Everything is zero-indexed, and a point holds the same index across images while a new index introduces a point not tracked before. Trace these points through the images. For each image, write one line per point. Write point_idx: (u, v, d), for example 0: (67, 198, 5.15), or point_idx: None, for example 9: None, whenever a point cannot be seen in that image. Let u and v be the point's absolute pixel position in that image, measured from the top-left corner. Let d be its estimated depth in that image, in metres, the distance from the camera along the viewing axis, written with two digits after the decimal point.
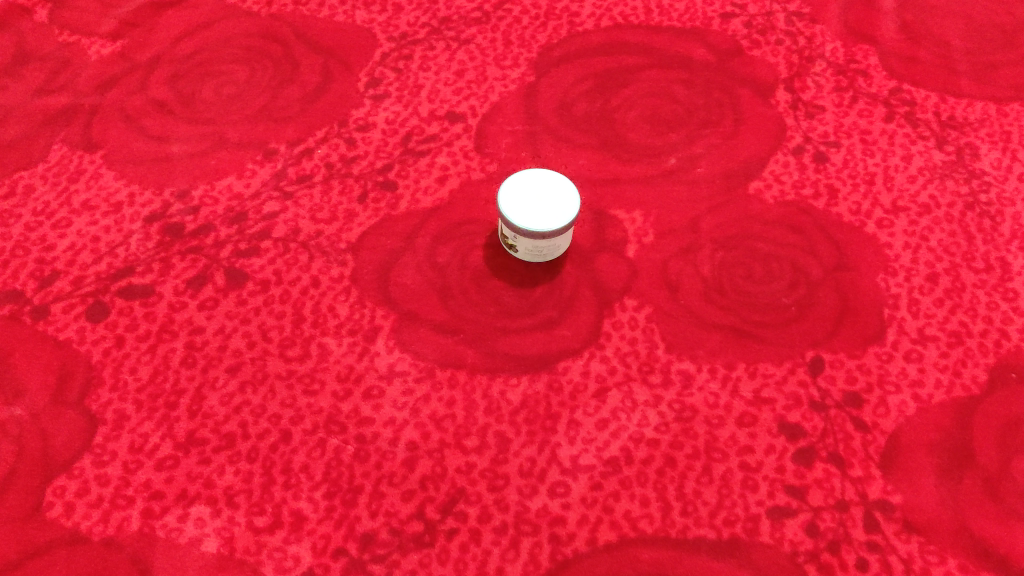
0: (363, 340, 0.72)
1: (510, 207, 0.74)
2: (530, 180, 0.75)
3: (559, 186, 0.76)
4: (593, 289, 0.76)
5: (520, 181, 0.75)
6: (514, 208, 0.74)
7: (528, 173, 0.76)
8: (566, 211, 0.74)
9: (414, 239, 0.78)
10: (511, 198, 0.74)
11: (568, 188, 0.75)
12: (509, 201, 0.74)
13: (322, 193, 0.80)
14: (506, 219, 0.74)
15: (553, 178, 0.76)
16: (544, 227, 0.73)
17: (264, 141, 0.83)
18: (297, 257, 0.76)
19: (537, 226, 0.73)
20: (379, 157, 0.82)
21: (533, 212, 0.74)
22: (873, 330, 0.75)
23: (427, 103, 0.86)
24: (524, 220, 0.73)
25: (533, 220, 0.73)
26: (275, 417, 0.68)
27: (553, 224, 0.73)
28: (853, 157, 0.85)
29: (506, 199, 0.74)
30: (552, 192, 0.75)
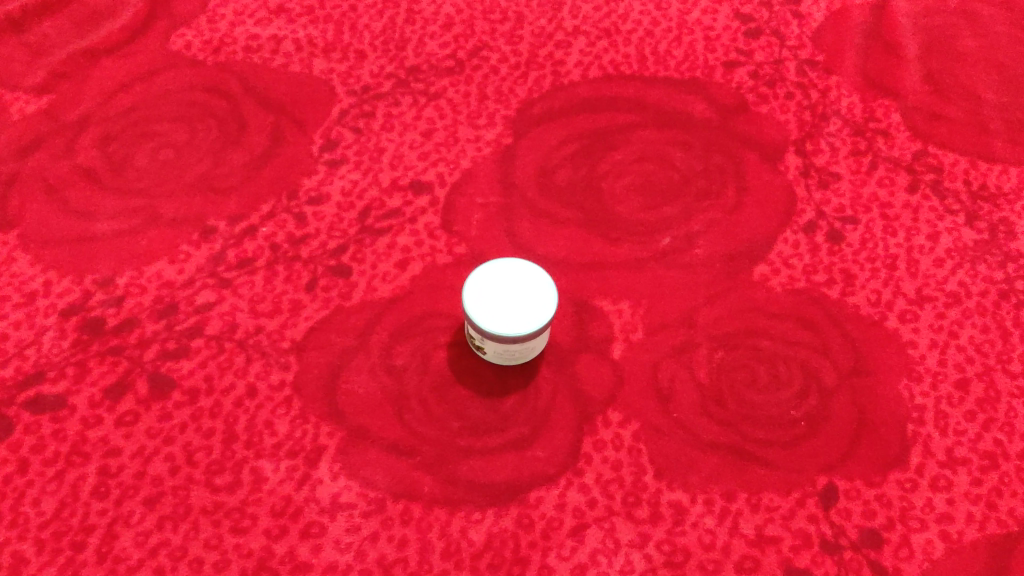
0: (303, 464, 0.62)
1: (476, 308, 0.64)
2: (500, 274, 0.66)
3: (533, 280, 0.66)
4: (573, 399, 0.66)
5: (489, 276, 0.66)
6: (481, 309, 0.64)
7: (497, 265, 0.66)
8: (541, 312, 0.64)
9: (368, 336, 0.68)
10: (477, 297, 0.65)
11: (544, 283, 0.66)
12: (476, 300, 0.64)
13: (264, 280, 0.70)
14: (473, 321, 0.64)
15: (526, 270, 0.66)
16: (516, 332, 0.63)
17: (202, 217, 0.73)
18: (232, 360, 0.66)
19: (508, 330, 0.63)
20: (332, 236, 0.72)
21: (503, 313, 0.64)
22: (895, 451, 0.65)
23: (389, 170, 0.76)
24: (493, 323, 0.64)
25: (504, 323, 0.64)
26: (198, 563, 0.58)
27: (526, 327, 0.63)
28: (872, 236, 0.75)
29: (470, 299, 0.64)
30: (525, 289, 0.65)
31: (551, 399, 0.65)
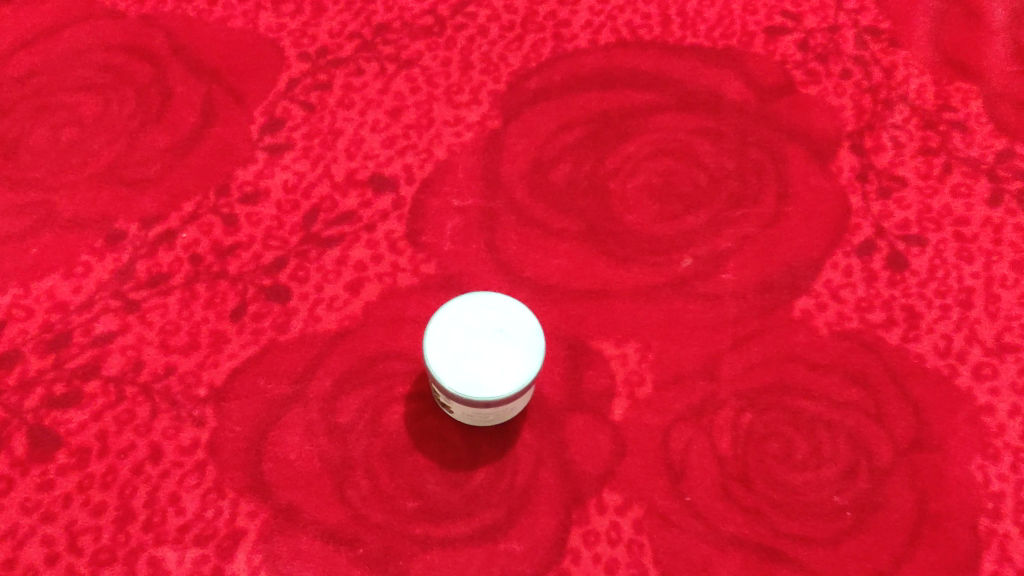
0: (215, 555, 0.49)
1: (441, 361, 0.50)
2: (473, 313, 0.52)
3: (514, 323, 0.52)
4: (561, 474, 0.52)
5: (459, 315, 0.52)
6: (447, 362, 0.50)
7: (470, 301, 0.52)
8: (522, 370, 0.50)
9: (307, 383, 0.54)
10: (442, 345, 0.51)
11: (529, 327, 0.52)
12: (440, 350, 0.51)
13: (180, 304, 0.56)
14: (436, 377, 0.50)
15: (507, 308, 0.52)
16: (489, 395, 0.50)
17: (109, 219, 0.59)
18: (134, 411, 0.53)
19: (478, 393, 0.50)
20: (268, 246, 0.58)
21: (475, 370, 0.50)
22: (963, 555, 0.51)
23: (345, 159, 0.61)
24: (462, 383, 0.50)
25: (474, 381, 0.50)
26: None
27: (502, 390, 0.50)
28: (943, 261, 0.60)
29: (433, 346, 0.51)
30: (504, 337, 0.51)
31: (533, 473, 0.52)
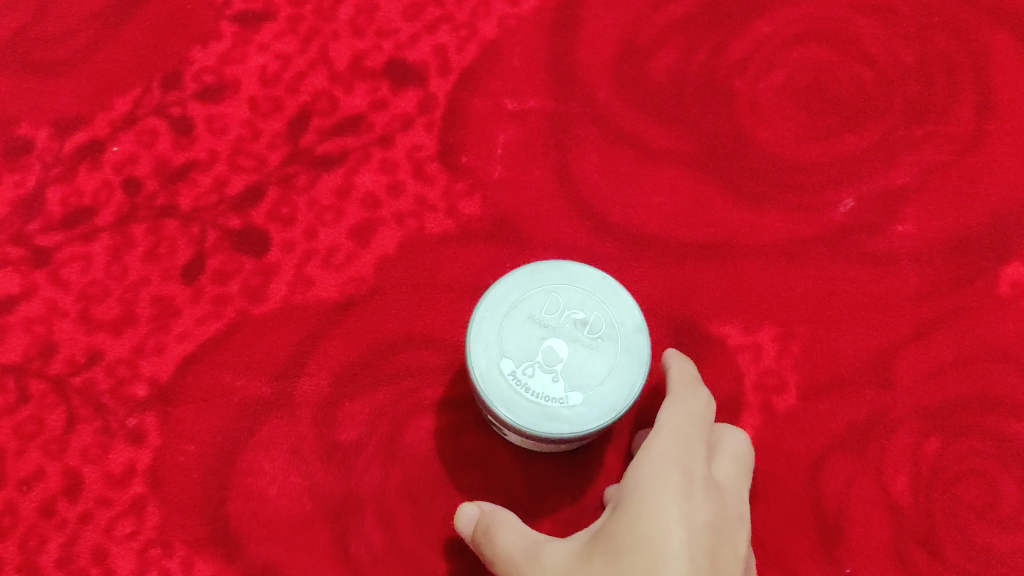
0: None
1: (490, 373, 0.31)
2: (541, 294, 0.32)
3: (606, 311, 0.32)
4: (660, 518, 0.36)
5: (519, 299, 0.32)
6: (500, 374, 0.31)
7: (536, 275, 0.33)
8: (616, 388, 0.31)
9: (292, 382, 0.37)
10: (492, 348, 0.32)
11: (628, 319, 0.32)
12: (489, 354, 0.32)
13: (109, 254, 0.38)
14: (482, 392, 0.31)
15: (596, 286, 0.33)
16: (564, 431, 0.31)
17: (9, 123, 0.41)
18: (42, 419, 0.36)
19: (548, 427, 0.31)
20: (237, 167, 0.40)
21: (542, 389, 0.31)
22: None
23: (349, 36, 0.42)
24: (522, 409, 0.31)
25: (539, 407, 0.31)
26: None
27: (585, 423, 0.31)
28: None
29: (478, 350, 0.32)
30: (588, 334, 0.32)
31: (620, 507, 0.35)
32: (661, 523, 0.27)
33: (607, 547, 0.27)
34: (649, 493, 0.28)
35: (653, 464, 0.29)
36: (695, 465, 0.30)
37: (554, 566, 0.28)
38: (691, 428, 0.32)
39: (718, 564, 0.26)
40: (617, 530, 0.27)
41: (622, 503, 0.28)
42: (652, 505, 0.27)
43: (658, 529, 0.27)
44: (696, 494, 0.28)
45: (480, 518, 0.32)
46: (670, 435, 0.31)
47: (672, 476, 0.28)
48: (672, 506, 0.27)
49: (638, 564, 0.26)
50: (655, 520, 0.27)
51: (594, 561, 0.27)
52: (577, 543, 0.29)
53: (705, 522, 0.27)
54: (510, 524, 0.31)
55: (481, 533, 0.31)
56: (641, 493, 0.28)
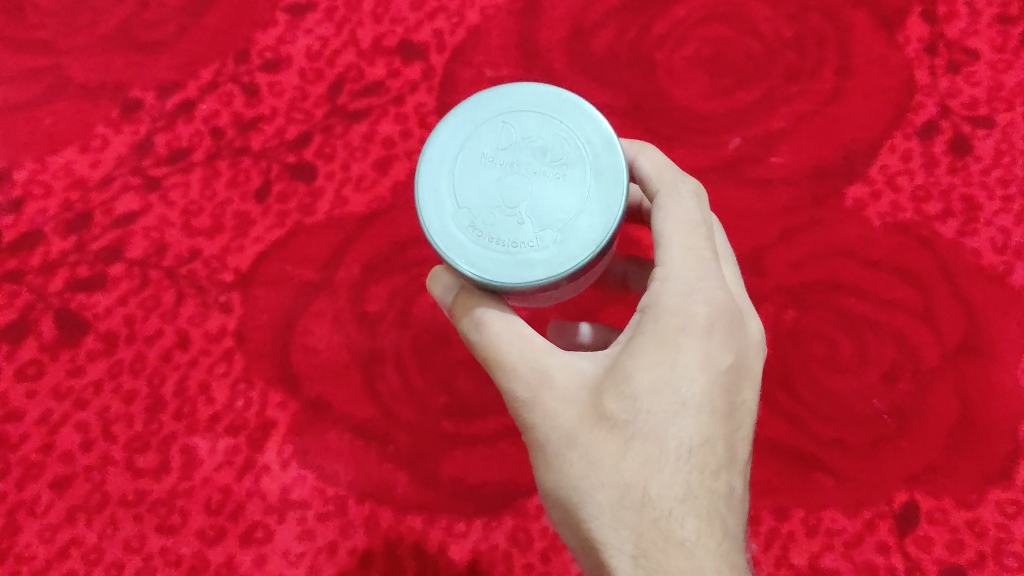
0: (246, 446, 0.50)
1: (453, 232, 0.33)
2: (489, 128, 0.34)
3: (562, 131, 0.34)
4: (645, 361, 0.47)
5: (464, 138, 0.35)
6: (462, 231, 0.33)
7: (477, 113, 0.35)
8: (592, 213, 0.33)
9: (334, 271, 0.52)
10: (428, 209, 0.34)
11: (591, 135, 0.34)
12: (449, 209, 0.34)
13: (202, 182, 0.54)
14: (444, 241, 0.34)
15: (548, 120, 0.34)
16: (538, 275, 0.33)
17: (123, 86, 0.56)
18: (160, 296, 0.52)
19: (525, 275, 0.33)
20: (292, 120, 0.55)
21: (509, 236, 0.33)
22: (1002, 464, 0.50)
23: (371, 22, 0.57)
24: (494, 261, 0.33)
25: (509, 259, 0.33)
26: (116, 569, 0.48)
27: (561, 265, 0.33)
28: (1012, 146, 0.56)
29: (428, 200, 0.34)
30: (546, 175, 0.33)
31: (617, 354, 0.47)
32: (682, 377, 0.33)
33: (626, 397, 0.33)
34: (668, 344, 0.34)
35: (670, 307, 0.34)
36: (714, 300, 0.35)
37: (565, 397, 0.34)
38: (703, 249, 0.36)
39: (731, 412, 0.34)
40: (636, 375, 0.33)
41: (643, 334, 0.34)
42: (674, 356, 0.34)
43: (676, 401, 0.33)
44: (714, 335, 0.34)
45: (466, 309, 0.36)
46: (683, 269, 0.35)
47: (693, 324, 0.34)
48: (693, 363, 0.33)
49: (655, 423, 0.33)
50: (674, 388, 0.33)
51: (613, 406, 0.33)
52: (584, 370, 0.35)
53: (725, 368, 0.34)
54: (503, 318, 0.35)
55: (471, 327, 0.36)
56: (667, 334, 0.34)
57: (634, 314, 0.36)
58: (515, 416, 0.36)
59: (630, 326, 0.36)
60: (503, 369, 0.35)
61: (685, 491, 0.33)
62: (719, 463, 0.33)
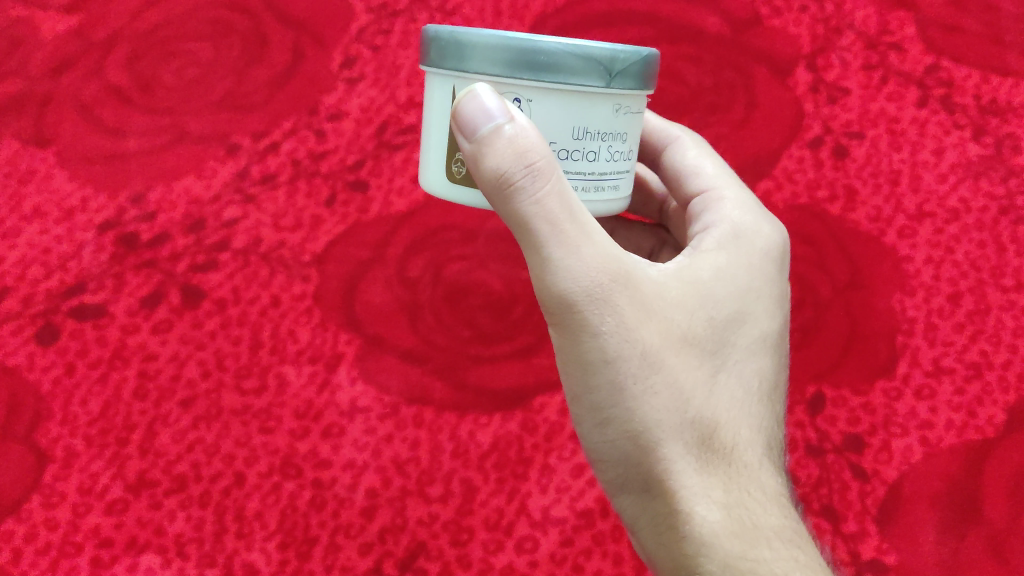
0: (324, 370, 0.67)
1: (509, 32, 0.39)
2: None
3: None
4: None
5: None
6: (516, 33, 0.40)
7: None
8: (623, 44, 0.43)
9: (383, 248, 0.71)
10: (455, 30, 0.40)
11: None
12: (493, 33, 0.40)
13: (286, 196, 0.73)
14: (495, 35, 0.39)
15: None
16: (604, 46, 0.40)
17: (227, 135, 0.76)
18: (257, 272, 0.71)
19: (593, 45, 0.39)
20: (351, 152, 0.75)
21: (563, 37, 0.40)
22: (883, 362, 0.68)
23: (406, 86, 0.78)
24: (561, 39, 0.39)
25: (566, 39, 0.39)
26: (229, 458, 0.65)
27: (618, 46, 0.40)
28: (877, 151, 0.76)
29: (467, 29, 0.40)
30: None
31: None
32: (750, 321, 0.45)
33: (710, 330, 0.43)
34: (739, 289, 0.45)
35: (736, 260, 0.46)
36: (765, 250, 0.48)
37: (654, 321, 0.41)
38: (743, 200, 0.51)
39: (774, 352, 0.47)
40: (718, 311, 0.44)
41: (716, 271, 0.45)
42: (745, 301, 0.45)
43: (747, 339, 0.45)
44: (767, 288, 0.47)
45: (512, 141, 0.37)
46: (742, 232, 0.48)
47: (753, 278, 0.46)
48: (756, 312, 0.46)
49: (732, 357, 0.44)
50: (744, 326, 0.45)
51: (700, 336, 0.43)
52: (656, 288, 0.42)
53: (777, 314, 0.47)
54: (550, 183, 0.38)
55: (520, 173, 0.37)
56: (738, 281, 0.46)
57: (692, 246, 0.47)
58: (573, 321, 0.40)
59: (691, 255, 0.46)
60: (572, 266, 0.39)
61: (753, 426, 0.44)
62: (768, 397, 0.46)
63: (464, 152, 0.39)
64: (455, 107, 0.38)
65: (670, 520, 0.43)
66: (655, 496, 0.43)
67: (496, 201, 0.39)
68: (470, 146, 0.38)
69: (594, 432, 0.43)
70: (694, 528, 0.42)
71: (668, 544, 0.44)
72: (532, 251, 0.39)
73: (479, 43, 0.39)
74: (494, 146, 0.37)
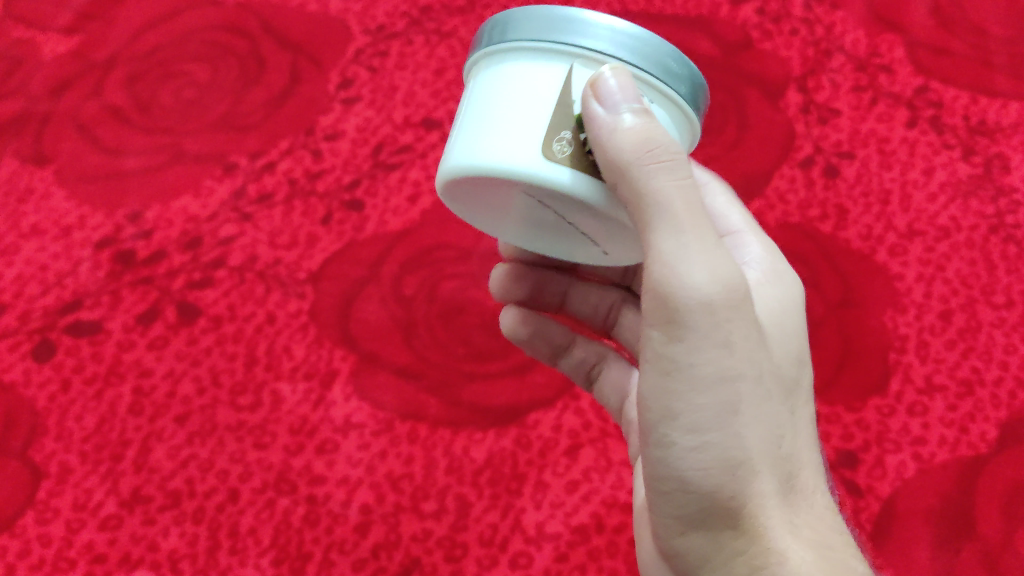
0: (318, 386, 0.67)
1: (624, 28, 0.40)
2: None
3: None
4: (552, 338, 0.60)
5: None
6: None
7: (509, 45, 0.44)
8: None
9: (378, 267, 0.71)
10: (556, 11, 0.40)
11: None
12: None
13: (283, 215, 0.74)
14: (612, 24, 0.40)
15: None
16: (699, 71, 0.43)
17: (224, 154, 0.77)
18: (253, 289, 0.71)
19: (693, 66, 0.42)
20: (347, 171, 0.76)
21: None
22: (876, 379, 0.68)
23: (402, 107, 0.79)
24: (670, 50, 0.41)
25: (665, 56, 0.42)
26: (223, 474, 0.64)
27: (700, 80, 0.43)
28: (868, 171, 0.77)
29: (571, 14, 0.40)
30: None
31: (536, 327, 0.60)
32: (801, 368, 0.47)
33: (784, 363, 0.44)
34: (789, 334, 0.47)
35: (784, 308, 0.49)
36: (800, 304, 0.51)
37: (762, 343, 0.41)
38: None
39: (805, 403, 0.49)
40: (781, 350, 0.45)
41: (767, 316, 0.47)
42: (795, 349, 0.47)
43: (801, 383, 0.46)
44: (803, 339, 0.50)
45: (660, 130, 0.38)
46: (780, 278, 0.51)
47: (798, 326, 0.49)
48: (802, 359, 0.48)
49: (795, 398, 0.45)
50: (797, 369, 0.46)
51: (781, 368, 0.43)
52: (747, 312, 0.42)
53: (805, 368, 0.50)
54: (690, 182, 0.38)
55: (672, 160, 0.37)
56: (788, 327, 0.47)
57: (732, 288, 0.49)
58: (699, 326, 0.38)
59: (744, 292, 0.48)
60: (711, 267, 0.38)
61: (815, 462, 0.44)
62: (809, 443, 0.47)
63: (596, 119, 0.37)
64: (599, 86, 0.38)
65: (761, 555, 0.40)
66: (747, 528, 0.41)
67: (628, 182, 0.37)
68: (615, 112, 0.37)
69: (690, 457, 0.40)
70: (786, 561, 0.40)
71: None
72: (664, 240, 0.37)
73: (553, 19, 0.40)
74: (635, 119, 0.37)
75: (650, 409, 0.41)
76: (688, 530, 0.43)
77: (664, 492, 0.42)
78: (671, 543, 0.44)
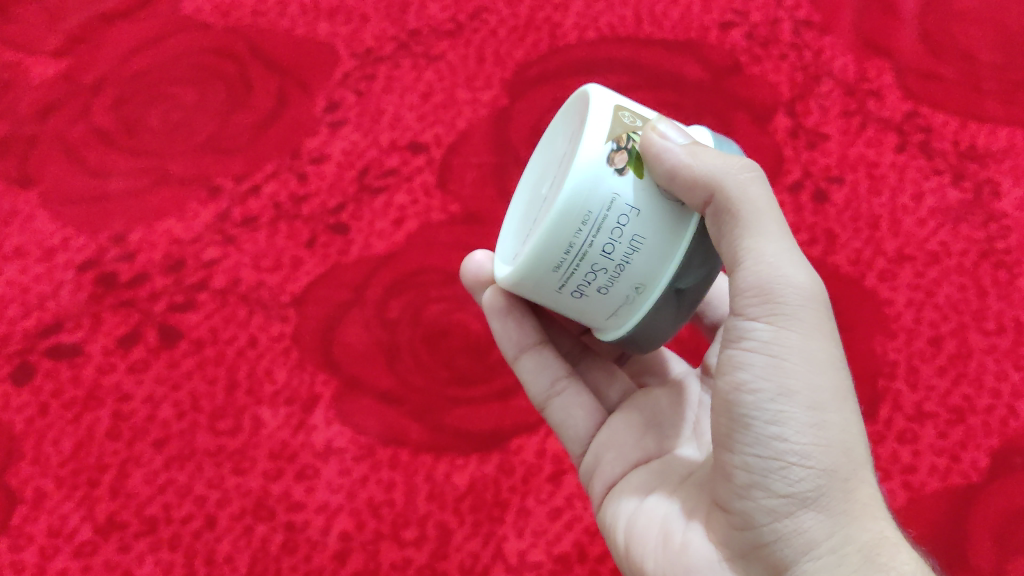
0: (299, 411, 0.67)
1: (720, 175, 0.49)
2: None
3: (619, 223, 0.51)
4: (521, 331, 0.59)
5: None
6: None
7: None
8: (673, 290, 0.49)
9: (363, 290, 0.71)
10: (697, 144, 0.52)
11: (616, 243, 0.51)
12: None
13: (267, 237, 0.74)
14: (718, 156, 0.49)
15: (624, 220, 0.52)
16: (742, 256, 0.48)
17: (209, 177, 0.76)
18: (236, 312, 0.70)
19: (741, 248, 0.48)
20: (333, 195, 0.76)
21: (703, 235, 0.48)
22: (865, 406, 0.67)
23: (388, 131, 0.79)
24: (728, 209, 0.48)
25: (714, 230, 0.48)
26: (201, 499, 0.64)
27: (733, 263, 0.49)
28: (857, 196, 0.76)
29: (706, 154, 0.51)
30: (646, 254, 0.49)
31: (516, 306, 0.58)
32: None
33: None
34: None
35: None
36: None
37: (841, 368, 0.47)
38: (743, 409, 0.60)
39: None
40: None
41: None
42: None
43: None
44: None
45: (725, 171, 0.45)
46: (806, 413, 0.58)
47: None
48: None
49: None
50: None
51: None
52: None
53: None
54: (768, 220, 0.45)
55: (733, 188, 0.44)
56: None
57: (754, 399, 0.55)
58: (806, 313, 0.44)
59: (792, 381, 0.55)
60: (800, 275, 0.44)
61: None
62: None
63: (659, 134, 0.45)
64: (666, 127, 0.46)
65: (872, 535, 0.42)
66: (852, 505, 0.43)
67: (722, 192, 0.44)
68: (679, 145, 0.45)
69: (805, 429, 0.42)
70: (894, 541, 0.42)
71: (858, 563, 0.41)
72: (760, 242, 0.44)
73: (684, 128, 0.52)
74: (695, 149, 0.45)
75: (760, 389, 0.43)
76: (785, 519, 0.43)
77: (771, 473, 0.43)
78: (759, 550, 0.44)
